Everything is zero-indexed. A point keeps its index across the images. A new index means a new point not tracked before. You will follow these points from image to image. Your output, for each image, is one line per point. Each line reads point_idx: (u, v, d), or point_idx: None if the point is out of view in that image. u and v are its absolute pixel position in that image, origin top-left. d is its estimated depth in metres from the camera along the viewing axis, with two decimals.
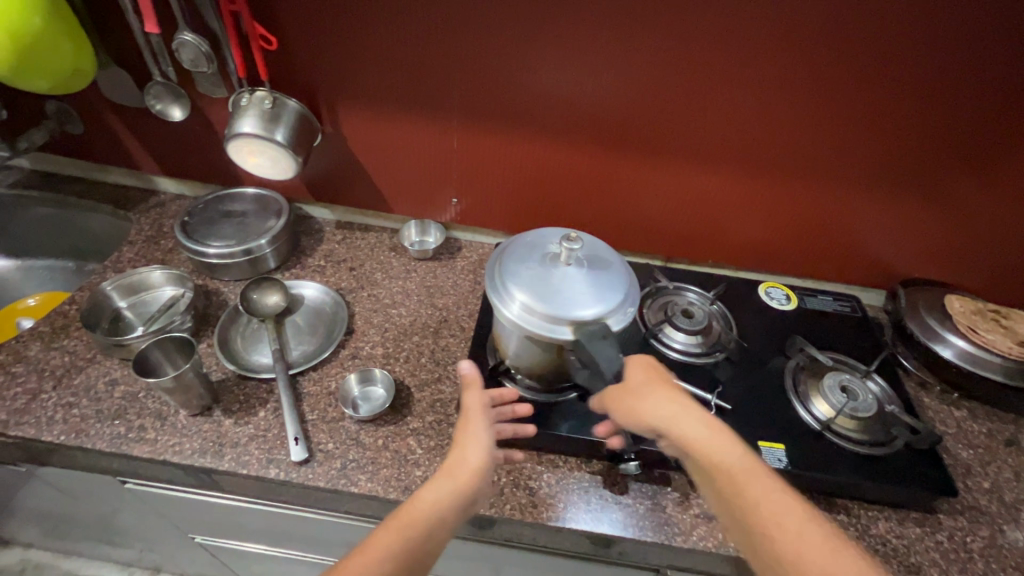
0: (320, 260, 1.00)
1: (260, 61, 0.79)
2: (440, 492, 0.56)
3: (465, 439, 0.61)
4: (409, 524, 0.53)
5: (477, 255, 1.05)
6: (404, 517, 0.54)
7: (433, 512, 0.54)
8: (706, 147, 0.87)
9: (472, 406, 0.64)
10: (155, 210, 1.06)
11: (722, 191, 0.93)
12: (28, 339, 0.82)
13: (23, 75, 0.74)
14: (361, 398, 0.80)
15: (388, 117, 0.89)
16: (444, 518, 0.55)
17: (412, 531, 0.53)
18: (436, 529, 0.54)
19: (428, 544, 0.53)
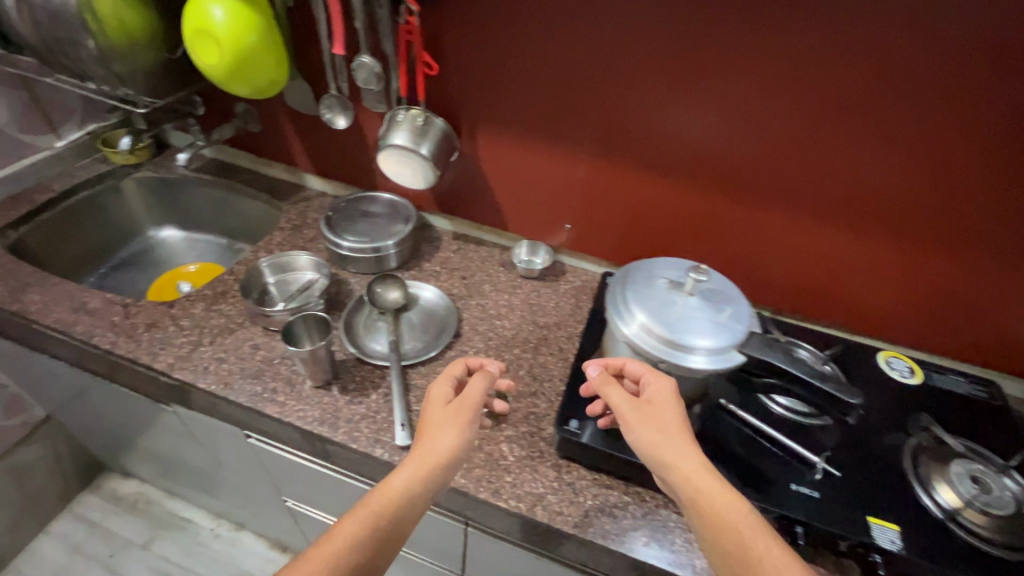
0: (436, 265, 1.08)
1: (422, 84, 0.88)
2: (412, 480, 0.64)
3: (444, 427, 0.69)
4: (378, 508, 0.62)
5: (581, 280, 1.08)
6: (375, 500, 0.62)
7: (401, 496, 0.63)
8: (827, 199, 0.85)
9: (467, 400, 0.71)
10: (302, 203, 1.20)
11: (839, 246, 0.90)
12: (194, 298, 0.96)
13: (230, 80, 0.90)
14: None
15: (521, 141, 0.96)
16: (411, 502, 0.63)
17: (383, 511, 0.62)
18: (403, 511, 0.63)
19: (401, 522, 0.62)
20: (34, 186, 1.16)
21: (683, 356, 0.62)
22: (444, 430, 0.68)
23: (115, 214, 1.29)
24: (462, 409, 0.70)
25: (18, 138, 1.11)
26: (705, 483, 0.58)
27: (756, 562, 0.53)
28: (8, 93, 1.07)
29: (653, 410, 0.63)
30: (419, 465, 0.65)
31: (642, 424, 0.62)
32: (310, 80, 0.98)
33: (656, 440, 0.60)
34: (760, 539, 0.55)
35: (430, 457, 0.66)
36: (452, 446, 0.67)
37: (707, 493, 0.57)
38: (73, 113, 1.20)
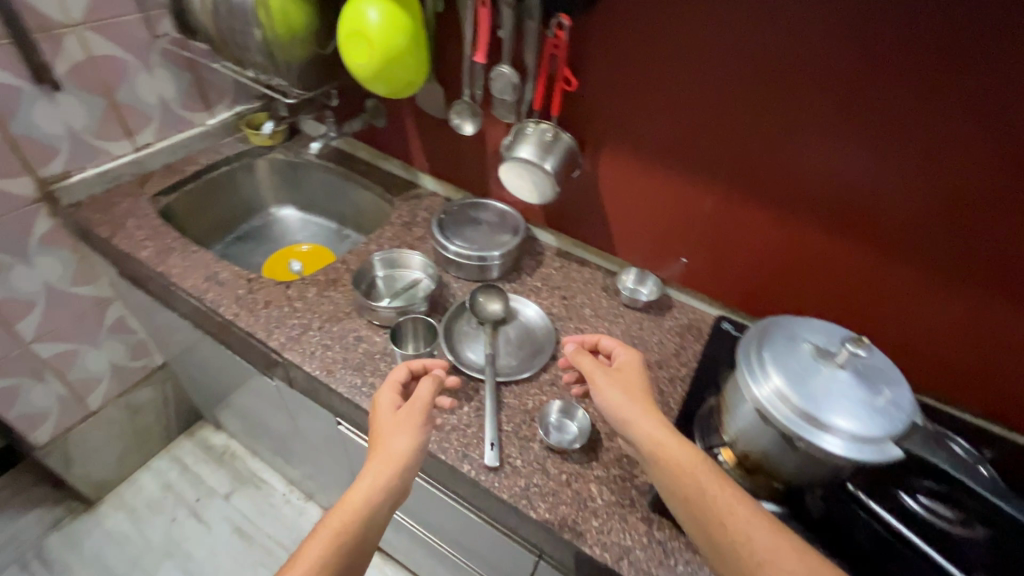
0: (537, 281, 1.06)
1: (558, 99, 0.86)
2: (371, 489, 0.66)
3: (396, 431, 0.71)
4: (347, 517, 0.64)
5: (688, 318, 1.01)
6: (344, 509, 0.65)
7: (368, 500, 0.65)
8: (993, 271, 0.71)
9: (416, 399, 0.73)
10: (413, 201, 1.23)
11: (1003, 329, 0.74)
12: (308, 282, 1.00)
13: (372, 78, 0.92)
14: (555, 426, 0.81)
15: (645, 166, 0.92)
16: (378, 504, 0.66)
17: (355, 517, 0.64)
18: (373, 513, 0.65)
19: (368, 525, 0.65)
20: (186, 158, 1.27)
21: (813, 432, 0.55)
22: (397, 435, 0.70)
23: (247, 191, 1.39)
24: (413, 411, 0.72)
25: (179, 114, 1.23)
26: (670, 447, 0.63)
27: (719, 517, 0.58)
28: (177, 73, 1.18)
29: (617, 381, 0.70)
30: (378, 470, 0.67)
31: (610, 392, 0.69)
32: (444, 84, 0.99)
33: (624, 404, 0.67)
34: (718, 496, 0.59)
35: (391, 462, 0.68)
36: (407, 448, 0.69)
37: (667, 453, 0.62)
38: (225, 95, 1.31)
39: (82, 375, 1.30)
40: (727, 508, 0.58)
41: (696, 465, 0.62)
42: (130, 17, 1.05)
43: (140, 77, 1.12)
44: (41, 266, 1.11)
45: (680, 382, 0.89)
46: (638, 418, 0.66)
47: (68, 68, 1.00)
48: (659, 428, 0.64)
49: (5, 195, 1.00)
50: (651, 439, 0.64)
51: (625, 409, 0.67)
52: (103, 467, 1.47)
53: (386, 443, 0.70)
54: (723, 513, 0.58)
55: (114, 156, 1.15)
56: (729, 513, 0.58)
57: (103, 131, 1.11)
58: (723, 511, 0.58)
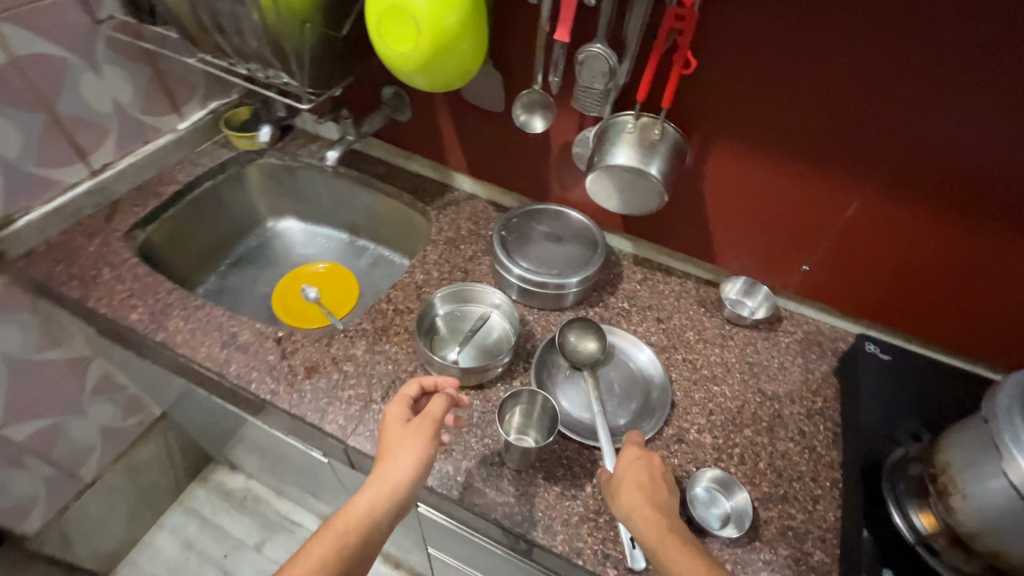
0: (624, 301, 0.89)
1: (671, 87, 0.66)
2: (371, 506, 0.58)
3: (400, 449, 0.61)
4: (343, 534, 0.57)
5: (803, 331, 0.86)
6: (339, 525, 0.57)
7: (368, 520, 0.58)
8: None
9: (429, 415, 0.62)
10: (451, 208, 1.02)
11: None
12: (353, 334, 0.81)
13: (408, 67, 0.69)
14: (705, 501, 0.67)
15: (766, 162, 0.74)
16: (376, 525, 0.58)
17: (352, 540, 0.57)
18: (373, 534, 0.58)
19: (370, 541, 0.58)
20: (158, 176, 1.02)
21: None
22: (401, 453, 0.60)
23: (236, 206, 1.15)
24: (422, 425, 0.62)
25: (141, 122, 0.97)
26: (668, 545, 0.53)
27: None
28: (133, 69, 0.92)
29: (622, 473, 0.60)
30: (379, 485, 0.59)
31: (614, 488, 0.60)
32: (500, 67, 0.77)
33: (627, 497, 0.58)
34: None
35: (394, 483, 0.59)
36: (411, 469, 0.60)
37: (666, 553, 0.53)
38: (195, 89, 1.04)
39: (69, 447, 1.09)
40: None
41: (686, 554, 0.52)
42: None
43: (87, 78, 0.85)
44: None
45: (820, 418, 0.76)
46: (636, 511, 0.56)
47: None
48: (657, 523, 0.55)
49: None
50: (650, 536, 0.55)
51: (627, 502, 0.58)
52: (108, 537, 1.28)
53: (390, 459, 0.60)
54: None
55: (67, 186, 0.89)
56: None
57: (49, 156, 0.85)
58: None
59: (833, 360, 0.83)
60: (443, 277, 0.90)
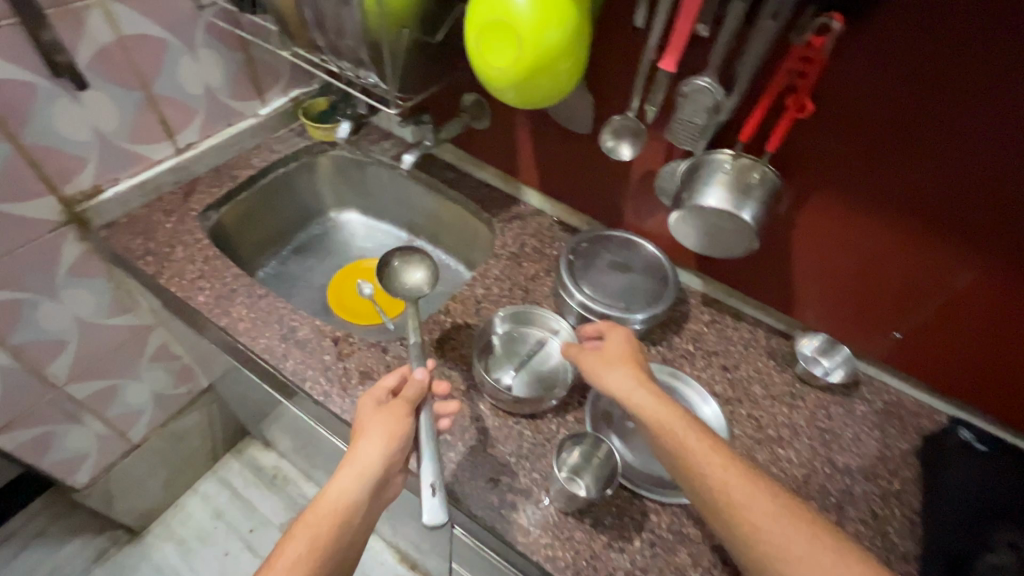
0: (688, 343, 0.85)
1: (783, 133, 0.61)
2: (343, 489, 0.58)
3: (369, 438, 0.60)
4: (317, 523, 0.56)
5: (882, 401, 0.80)
6: (316, 511, 0.57)
7: (348, 504, 0.58)
8: None
9: (406, 398, 0.63)
10: (517, 222, 1.00)
11: None
12: (410, 343, 0.80)
13: (499, 82, 0.67)
14: None
15: (872, 226, 0.68)
16: (355, 507, 0.58)
17: (328, 529, 0.56)
18: (353, 518, 0.57)
19: (346, 531, 0.57)
20: (236, 159, 1.04)
21: None
22: (376, 435, 0.61)
23: (304, 195, 1.16)
24: (394, 405, 0.63)
25: (227, 105, 0.99)
26: (682, 430, 0.58)
27: (713, 480, 0.55)
28: (225, 53, 0.93)
29: (612, 366, 0.66)
30: (354, 475, 0.58)
31: (605, 375, 0.65)
32: (593, 88, 0.74)
33: (612, 379, 0.64)
34: (720, 472, 0.55)
35: (369, 466, 0.59)
36: (382, 453, 0.60)
37: (658, 418, 0.60)
38: (280, 77, 1.06)
39: (123, 409, 1.13)
40: (731, 474, 0.54)
41: (681, 427, 0.59)
42: None
43: (182, 61, 0.88)
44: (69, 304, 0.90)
45: (896, 503, 0.70)
46: (624, 389, 0.63)
47: (93, 55, 0.76)
48: (645, 395, 0.62)
49: (23, 222, 0.79)
50: (642, 408, 0.61)
51: (611, 381, 0.64)
52: (146, 497, 1.33)
53: (365, 442, 0.61)
54: (715, 482, 0.54)
55: (152, 162, 0.92)
56: (743, 496, 0.53)
57: (139, 132, 0.87)
58: (724, 482, 0.54)
59: (914, 437, 0.76)
60: (503, 294, 0.88)
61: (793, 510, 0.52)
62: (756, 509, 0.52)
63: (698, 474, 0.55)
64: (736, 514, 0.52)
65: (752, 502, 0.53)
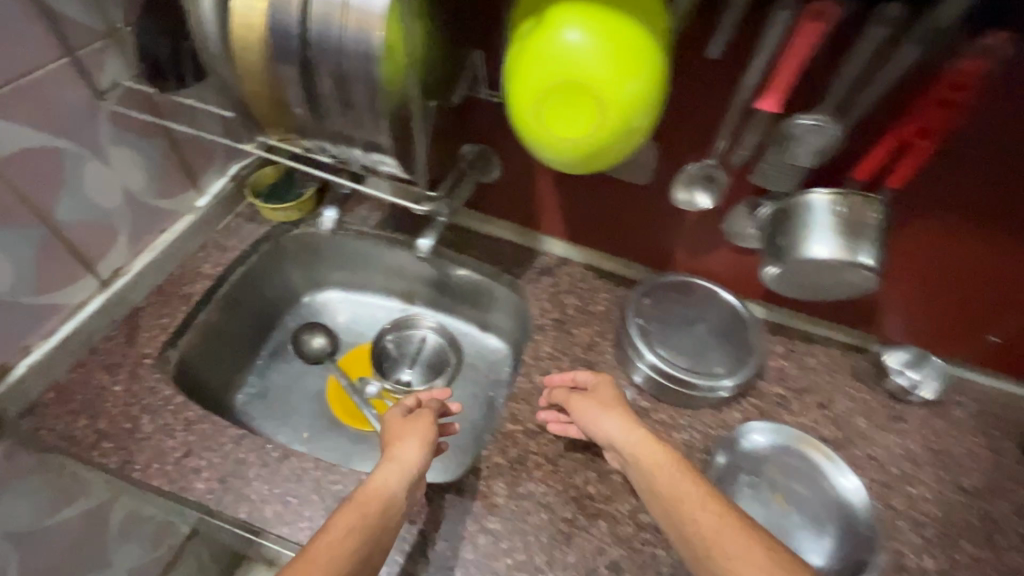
0: (776, 385, 0.77)
1: (911, 171, 0.53)
2: (388, 479, 0.56)
3: (404, 437, 0.62)
4: (364, 501, 0.53)
5: (975, 403, 0.77)
6: (359, 498, 0.53)
7: (385, 493, 0.55)
8: None
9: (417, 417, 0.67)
10: (547, 280, 0.87)
11: None
12: (486, 473, 0.65)
13: (563, 151, 0.53)
14: None
15: (987, 253, 0.62)
16: (394, 499, 0.55)
17: (361, 516, 0.51)
18: (393, 511, 0.53)
19: (389, 522, 0.53)
20: (179, 270, 0.81)
21: None
22: (411, 441, 0.62)
23: (270, 288, 0.95)
24: (420, 420, 0.66)
25: (155, 207, 0.76)
26: (662, 467, 0.56)
27: (669, 497, 0.53)
28: (143, 144, 0.71)
29: (591, 399, 0.66)
30: (392, 473, 0.58)
31: (586, 411, 0.64)
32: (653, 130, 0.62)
33: (602, 417, 0.63)
34: (693, 497, 0.52)
35: (407, 463, 0.59)
36: (416, 457, 0.61)
37: (655, 461, 0.57)
38: (214, 154, 0.84)
39: None
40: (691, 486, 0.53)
41: (669, 470, 0.55)
42: (50, 70, 0.57)
43: (91, 171, 0.65)
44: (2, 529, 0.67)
45: None
46: (616, 427, 0.61)
47: None
48: (643, 439, 0.59)
49: None
50: (634, 446, 0.59)
51: (602, 421, 0.63)
52: None
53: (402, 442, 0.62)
54: (680, 501, 0.52)
55: (73, 309, 0.69)
56: (687, 498, 0.52)
57: (46, 277, 0.64)
58: (677, 496, 0.53)
59: (1018, 436, 0.74)
60: None
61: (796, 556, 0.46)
62: (722, 535, 0.48)
63: (677, 507, 0.52)
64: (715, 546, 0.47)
65: (729, 539, 0.47)
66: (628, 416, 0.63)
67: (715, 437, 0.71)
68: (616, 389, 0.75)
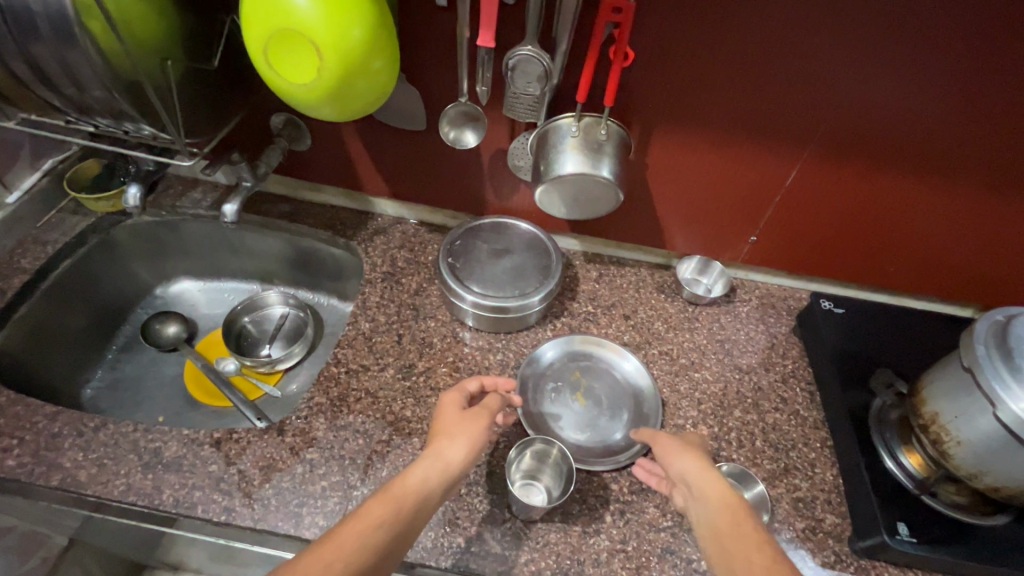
0: (587, 304, 0.85)
1: (614, 88, 0.62)
2: (426, 481, 0.53)
3: (453, 437, 0.58)
4: (398, 499, 0.50)
5: (756, 298, 0.88)
6: (393, 492, 0.51)
7: (419, 492, 0.53)
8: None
9: (475, 411, 0.61)
10: (380, 238, 0.92)
11: None
12: (307, 413, 0.70)
13: (307, 97, 0.58)
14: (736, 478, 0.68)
15: (705, 155, 0.74)
16: (428, 499, 0.52)
17: (387, 509, 0.50)
18: (423, 513, 0.52)
19: (412, 526, 0.50)
20: None
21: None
22: (457, 437, 0.58)
23: (109, 281, 0.94)
24: (478, 413, 0.61)
25: None
26: (714, 488, 0.55)
27: (727, 531, 0.51)
28: None
29: (681, 441, 0.63)
30: (426, 471, 0.54)
31: (665, 449, 0.62)
32: (412, 79, 0.69)
33: (681, 459, 0.59)
34: (742, 531, 0.51)
35: (452, 462, 0.56)
36: (461, 456, 0.57)
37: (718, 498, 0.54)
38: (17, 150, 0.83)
39: None
40: (731, 516, 0.52)
41: (726, 498, 0.54)
42: None
43: None
44: None
45: (794, 381, 0.79)
46: (691, 466, 0.58)
47: None
48: (710, 477, 0.56)
49: None
50: (694, 477, 0.57)
51: (678, 461, 0.60)
52: None
53: (450, 439, 0.58)
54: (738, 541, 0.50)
55: None
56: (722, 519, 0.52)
57: None
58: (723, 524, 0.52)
59: (789, 319, 0.86)
60: (392, 320, 0.81)
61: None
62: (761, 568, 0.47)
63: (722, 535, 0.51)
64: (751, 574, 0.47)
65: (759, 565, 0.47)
66: (699, 452, 0.60)
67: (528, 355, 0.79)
68: (439, 326, 0.81)
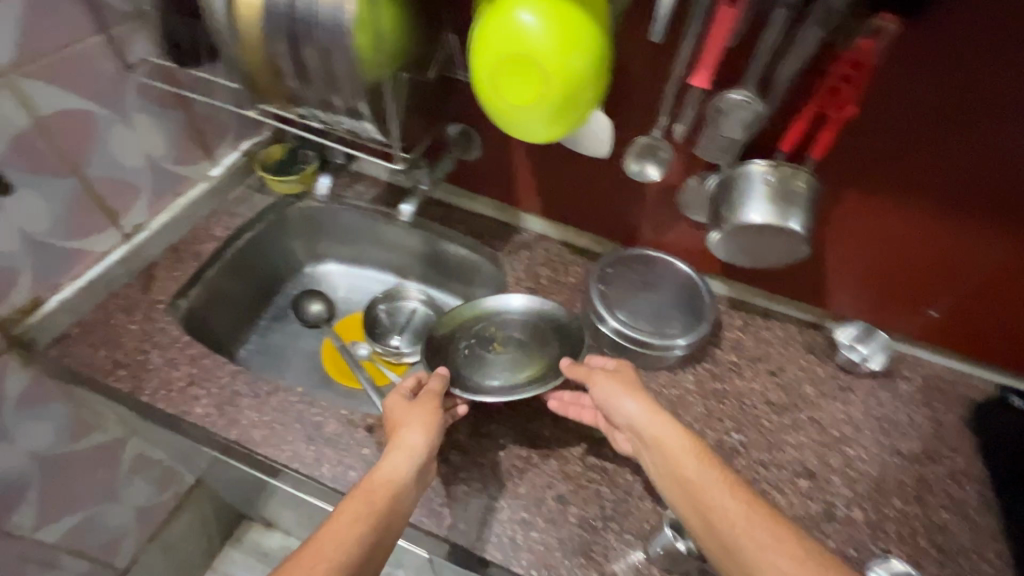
0: (731, 353, 0.82)
1: (828, 143, 0.59)
2: (396, 468, 0.57)
3: (412, 424, 0.61)
4: (370, 492, 0.54)
5: (921, 377, 0.81)
6: (366, 487, 0.54)
7: (396, 481, 0.56)
8: None
9: (429, 401, 0.64)
10: (524, 252, 0.94)
11: None
12: (452, 415, 0.72)
13: (522, 119, 0.60)
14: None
15: (901, 219, 0.69)
16: (406, 487, 0.56)
17: (365, 503, 0.53)
18: (402, 498, 0.55)
19: (394, 508, 0.54)
20: (193, 231, 0.90)
21: None
22: (415, 423, 0.61)
23: (274, 255, 1.03)
24: (429, 401, 0.64)
25: (174, 172, 0.86)
26: (683, 456, 0.57)
27: (698, 495, 0.54)
28: (162, 116, 0.80)
29: (612, 375, 0.65)
30: (388, 467, 0.57)
31: (609, 389, 0.63)
32: (608, 109, 0.69)
33: (625, 397, 0.62)
34: (719, 482, 0.54)
35: (412, 450, 0.59)
36: (423, 440, 0.60)
37: (679, 451, 0.57)
38: (227, 130, 0.93)
39: (103, 534, 0.97)
40: (713, 483, 0.54)
41: (692, 461, 0.56)
42: (89, 44, 0.67)
43: (119, 135, 0.75)
44: (27, 450, 0.76)
45: (965, 479, 0.71)
46: (638, 410, 0.61)
47: (9, 147, 0.63)
48: (671, 428, 0.59)
49: None
50: (654, 432, 0.60)
51: (624, 403, 0.62)
52: None
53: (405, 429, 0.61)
54: (717, 507, 0.53)
55: (98, 256, 0.78)
56: (713, 480, 0.55)
57: (78, 226, 0.74)
58: (704, 485, 0.55)
59: (960, 408, 0.78)
60: None
61: (804, 552, 0.49)
62: (759, 536, 0.50)
63: (703, 496, 0.54)
64: (745, 543, 0.50)
65: (752, 531, 0.50)
66: (649, 398, 0.62)
67: (667, 395, 0.77)
68: None
